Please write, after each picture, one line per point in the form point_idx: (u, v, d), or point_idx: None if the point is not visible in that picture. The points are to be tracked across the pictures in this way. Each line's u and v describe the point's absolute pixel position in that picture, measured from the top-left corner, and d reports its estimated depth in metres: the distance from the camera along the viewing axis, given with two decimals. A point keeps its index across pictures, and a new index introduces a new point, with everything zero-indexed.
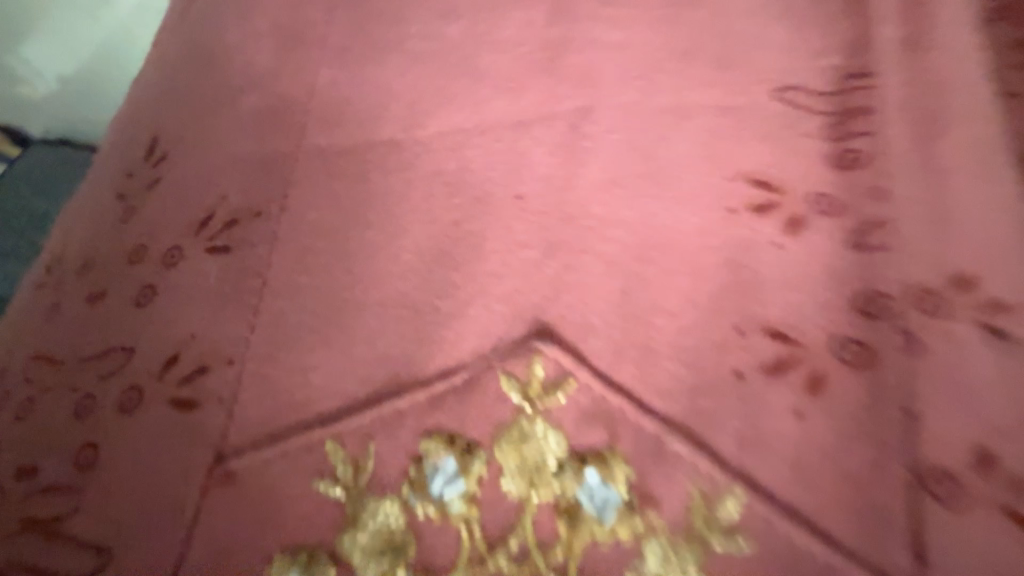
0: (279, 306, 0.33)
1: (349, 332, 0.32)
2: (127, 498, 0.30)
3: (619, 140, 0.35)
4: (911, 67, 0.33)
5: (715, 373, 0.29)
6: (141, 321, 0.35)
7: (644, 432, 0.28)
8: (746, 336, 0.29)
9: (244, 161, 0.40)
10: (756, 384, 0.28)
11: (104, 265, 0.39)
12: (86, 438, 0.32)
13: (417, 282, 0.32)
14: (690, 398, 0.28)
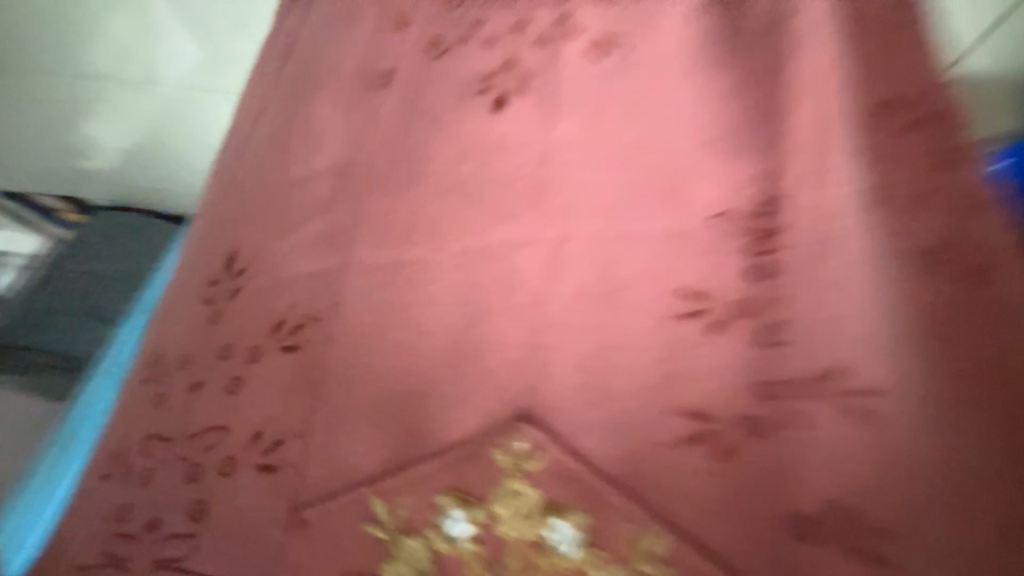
0: (337, 390, 0.46)
1: (396, 412, 0.44)
2: (234, 537, 0.43)
3: (593, 261, 0.47)
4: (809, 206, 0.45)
5: (655, 441, 0.39)
6: (232, 395, 0.50)
7: (599, 472, 0.38)
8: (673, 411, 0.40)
9: (301, 272, 0.54)
10: (680, 450, 0.39)
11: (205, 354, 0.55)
12: (201, 495, 0.47)
13: (444, 372, 0.44)
14: (621, 463, 0.39)
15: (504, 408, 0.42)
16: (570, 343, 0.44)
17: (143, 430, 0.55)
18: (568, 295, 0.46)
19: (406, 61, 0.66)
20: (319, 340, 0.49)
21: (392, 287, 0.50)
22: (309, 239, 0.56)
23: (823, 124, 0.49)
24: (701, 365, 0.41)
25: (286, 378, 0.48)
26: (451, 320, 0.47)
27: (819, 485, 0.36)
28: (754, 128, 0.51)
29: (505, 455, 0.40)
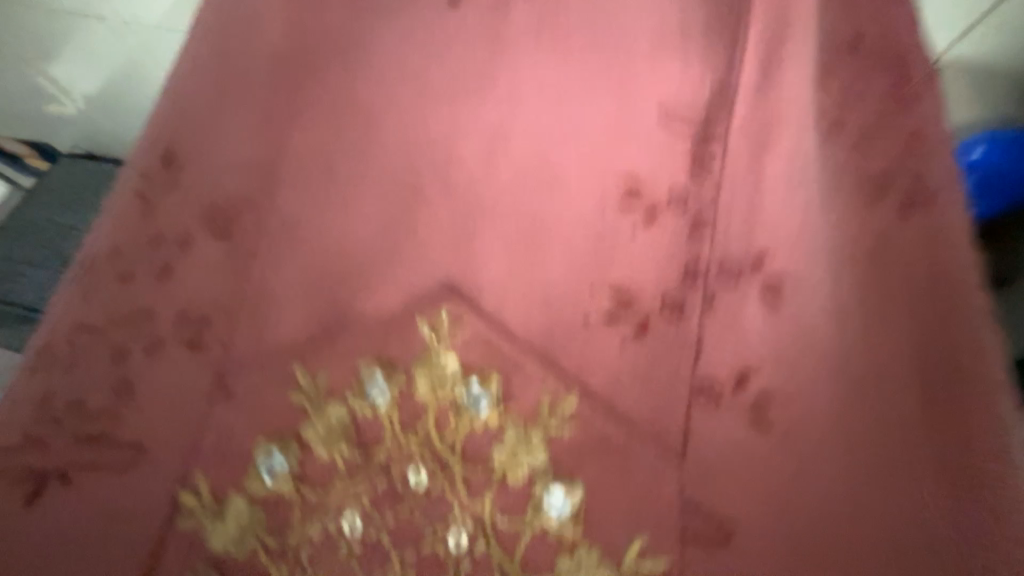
0: (269, 267, 0.45)
1: (328, 288, 0.43)
2: (157, 411, 0.42)
3: (534, 146, 0.46)
4: (753, 97, 0.45)
5: (578, 321, 0.41)
6: (153, 273, 0.48)
7: (522, 345, 0.40)
8: (602, 285, 0.42)
9: (225, 152, 0.50)
10: (604, 327, 0.41)
11: (109, 228, 0.50)
12: (117, 373, 0.45)
13: (377, 252, 0.44)
14: (543, 340, 0.40)
15: (430, 288, 0.42)
16: (506, 222, 0.44)
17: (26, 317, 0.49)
18: (502, 179, 0.45)
19: None
20: (250, 221, 0.48)
21: (330, 172, 0.48)
22: (236, 116, 0.52)
23: (774, 22, 0.45)
24: (631, 248, 0.43)
25: (216, 256, 0.47)
26: (382, 207, 0.46)
27: (723, 357, 0.40)
28: (716, 27, 0.47)
29: (433, 331, 0.41)
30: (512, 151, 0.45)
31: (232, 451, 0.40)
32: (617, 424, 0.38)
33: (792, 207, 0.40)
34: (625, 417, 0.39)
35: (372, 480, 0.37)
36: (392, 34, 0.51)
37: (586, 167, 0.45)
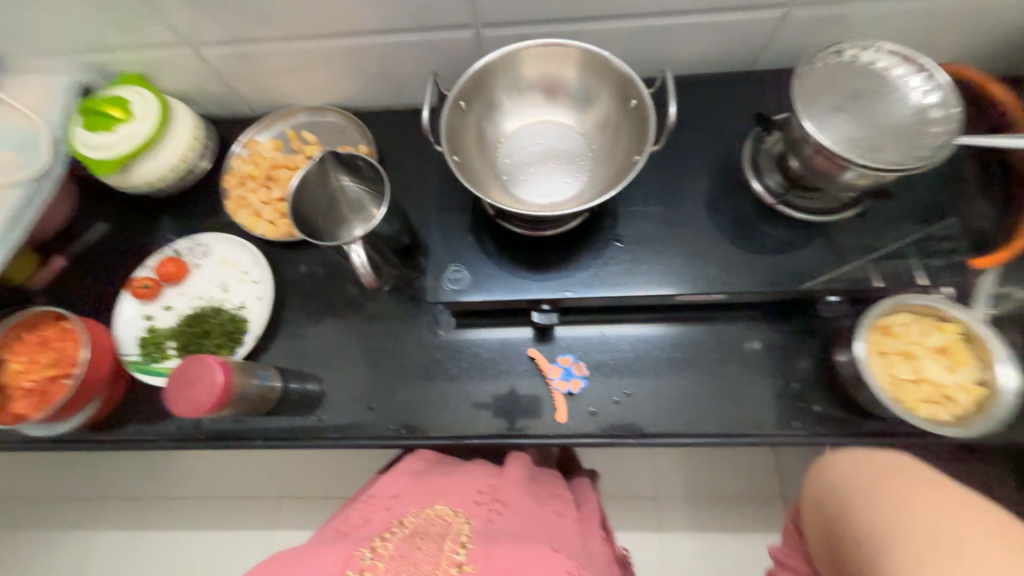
0: (206, 431, 0.83)
1: (261, 408, 0.81)
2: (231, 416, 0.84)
3: (381, 496, 0.70)
4: (415, 525, 0.62)
5: (333, 536, 0.65)
6: (244, 368, 0.77)
7: (356, 514, 0.68)
8: (341, 535, 0.65)
9: None
10: (352, 523, 0.65)
11: (238, 409, 0.76)
12: (217, 430, 0.83)
13: (340, 537, 0.64)
14: (346, 520, 0.68)
15: (338, 529, 0.66)
16: (348, 532, 0.64)
17: (206, 438, 0.83)
18: (371, 509, 0.68)
19: (287, 418, 0.84)
20: (289, 425, 0.83)
21: (382, 491, 0.70)
22: (335, 440, 0.82)
23: (473, 503, 0.67)
24: (330, 548, 0.60)
25: (249, 368, 0.78)
26: (359, 504, 0.71)
27: (374, 531, 0.63)
28: (435, 521, 0.63)
29: (332, 534, 0.65)
30: (424, 484, 0.71)
31: (249, 430, 0.83)
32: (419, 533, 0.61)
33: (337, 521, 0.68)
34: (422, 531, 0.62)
35: (236, 364, 0.76)
36: (369, 440, 0.82)
37: (320, 552, 0.60)
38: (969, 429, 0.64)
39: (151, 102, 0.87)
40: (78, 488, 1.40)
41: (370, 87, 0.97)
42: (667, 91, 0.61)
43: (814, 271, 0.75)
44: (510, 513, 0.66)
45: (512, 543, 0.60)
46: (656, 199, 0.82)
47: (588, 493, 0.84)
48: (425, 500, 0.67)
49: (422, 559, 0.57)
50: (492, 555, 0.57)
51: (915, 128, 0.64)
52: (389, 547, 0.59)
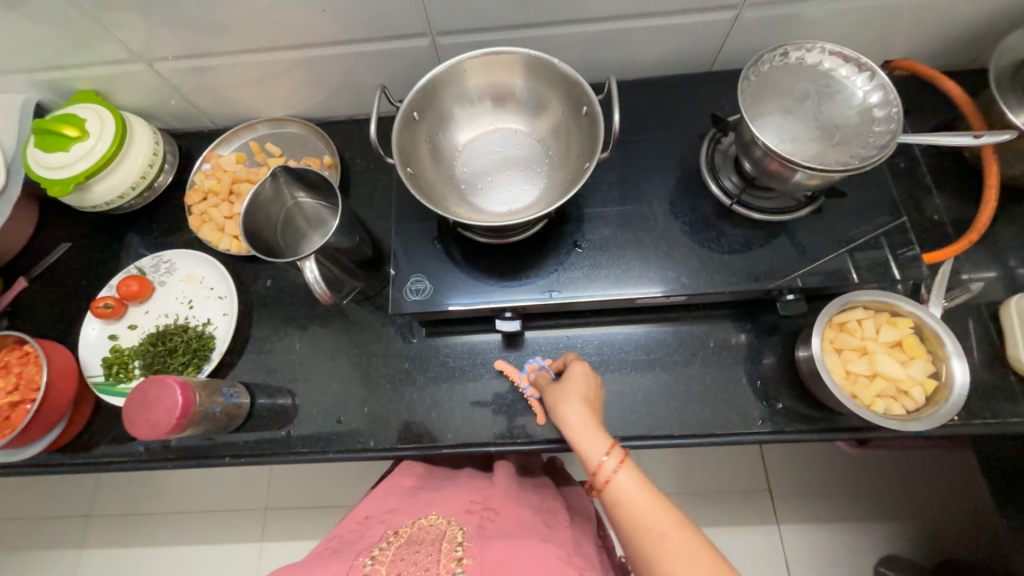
0: (174, 449, 0.83)
1: (227, 426, 0.80)
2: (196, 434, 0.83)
3: (372, 515, 0.69)
4: (412, 535, 0.61)
5: (326, 550, 0.63)
6: (207, 386, 0.76)
7: (350, 530, 0.67)
8: (337, 549, 0.62)
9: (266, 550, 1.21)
10: (348, 540, 0.64)
11: (201, 428, 0.76)
12: (184, 449, 0.83)
13: (336, 549, 0.62)
14: (338, 537, 0.66)
15: (331, 545, 0.64)
16: (342, 547, 0.63)
17: (174, 456, 0.82)
18: (363, 526, 0.67)
19: (254, 434, 0.83)
20: (257, 439, 0.83)
21: (373, 510, 0.70)
22: (303, 454, 0.82)
23: (467, 513, 0.65)
24: (328, 560, 0.58)
25: (213, 385, 0.78)
26: (349, 524, 0.69)
27: (371, 540, 0.62)
28: (433, 530, 0.62)
29: (326, 550, 0.63)
30: (415, 500, 0.71)
31: (217, 447, 0.83)
32: (419, 540, 0.60)
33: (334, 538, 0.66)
34: (421, 538, 0.61)
35: (198, 382, 0.75)
36: (337, 453, 0.81)
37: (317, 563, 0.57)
38: (923, 421, 0.64)
39: (106, 119, 0.86)
40: (59, 506, 1.40)
41: (332, 98, 0.97)
42: (611, 98, 0.61)
43: (772, 269, 0.75)
44: (505, 516, 0.65)
45: (510, 538, 0.59)
46: (616, 202, 0.82)
47: (582, 498, 0.85)
48: (419, 513, 0.66)
49: (423, 559, 0.56)
50: (492, 549, 0.57)
51: (858, 129, 0.65)
52: (388, 554, 0.57)
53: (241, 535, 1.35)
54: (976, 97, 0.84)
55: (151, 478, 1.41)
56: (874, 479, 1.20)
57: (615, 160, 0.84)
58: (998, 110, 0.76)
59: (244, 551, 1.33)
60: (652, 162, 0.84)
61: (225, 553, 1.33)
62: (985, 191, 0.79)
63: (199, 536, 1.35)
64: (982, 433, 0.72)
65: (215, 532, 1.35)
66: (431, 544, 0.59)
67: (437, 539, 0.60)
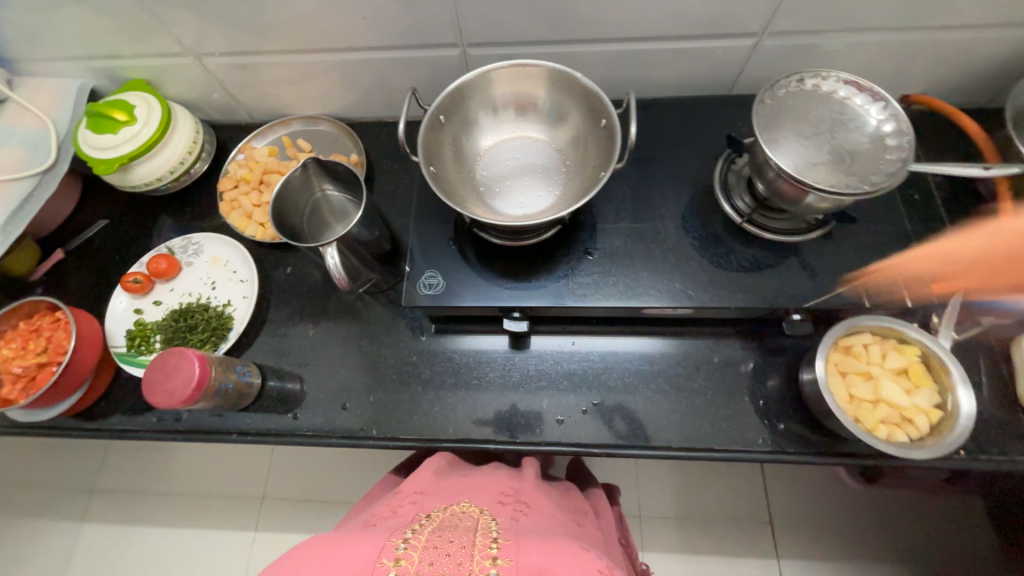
0: (184, 424, 0.85)
1: (239, 403, 0.83)
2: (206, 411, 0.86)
3: (405, 498, 0.69)
4: (448, 523, 0.60)
5: (358, 530, 0.64)
6: (224, 363, 0.80)
7: (378, 514, 0.67)
8: (367, 527, 0.63)
9: None
10: (379, 520, 0.65)
11: (215, 402, 0.79)
12: (194, 423, 0.85)
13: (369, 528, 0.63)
14: (369, 518, 0.68)
15: (361, 527, 0.65)
16: (373, 526, 0.63)
17: (184, 431, 0.85)
18: (394, 509, 0.67)
19: (262, 414, 0.86)
20: (264, 420, 0.85)
21: (404, 493, 0.70)
22: (308, 438, 0.84)
23: (502, 506, 0.65)
24: (359, 537, 0.57)
25: (229, 362, 0.81)
26: (380, 506, 0.70)
27: (403, 523, 0.61)
28: (467, 521, 0.61)
29: (358, 529, 0.64)
30: (449, 486, 0.71)
31: (227, 424, 0.85)
32: (453, 528, 0.59)
33: (364, 520, 0.67)
34: (454, 527, 0.59)
35: (215, 358, 0.79)
36: (339, 440, 0.83)
37: (348, 538, 0.57)
38: (925, 449, 0.64)
39: (154, 107, 0.92)
40: (68, 477, 1.43)
41: (363, 100, 1.02)
42: (629, 111, 0.64)
43: (780, 290, 0.76)
44: (535, 514, 0.66)
45: (543, 538, 0.58)
46: (629, 214, 0.84)
47: (604, 502, 0.85)
48: (453, 499, 0.66)
49: (456, 550, 0.55)
50: (527, 547, 0.55)
51: (871, 156, 0.66)
52: (423, 539, 0.56)
53: (239, 520, 1.36)
54: (993, 135, 0.85)
55: (157, 456, 1.44)
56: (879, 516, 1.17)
57: (630, 174, 0.87)
58: (1015, 148, 0.76)
59: (240, 537, 1.34)
60: (667, 178, 0.86)
61: (221, 537, 1.35)
62: (999, 227, 0.79)
63: (197, 518, 1.37)
64: (989, 470, 0.71)
65: (214, 515, 1.37)
66: (467, 535, 0.57)
67: (471, 528, 0.59)
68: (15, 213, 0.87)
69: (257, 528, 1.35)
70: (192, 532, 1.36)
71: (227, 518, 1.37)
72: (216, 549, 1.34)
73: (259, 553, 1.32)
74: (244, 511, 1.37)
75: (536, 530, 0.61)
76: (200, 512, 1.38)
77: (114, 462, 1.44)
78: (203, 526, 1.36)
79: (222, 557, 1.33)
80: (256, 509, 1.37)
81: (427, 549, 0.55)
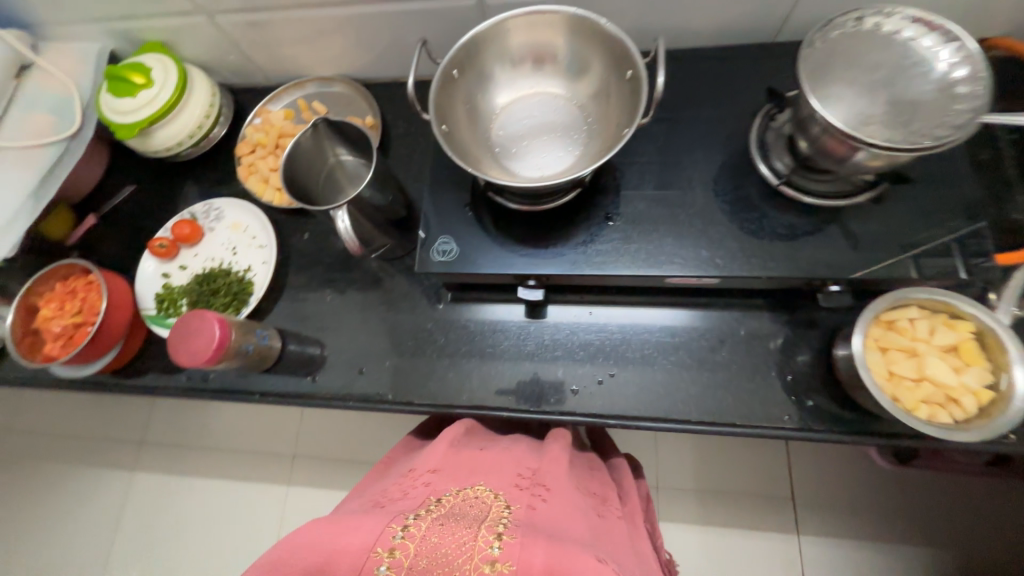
0: (212, 384, 0.89)
1: (260, 365, 0.86)
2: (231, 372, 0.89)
3: (419, 472, 0.64)
4: (455, 512, 0.55)
5: (365, 506, 0.61)
6: (244, 327, 0.81)
7: (388, 488, 0.63)
8: (373, 505, 0.59)
9: None
10: (386, 498, 0.61)
11: (238, 364, 0.81)
12: (221, 383, 0.89)
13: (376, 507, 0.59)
14: (380, 492, 0.64)
15: (371, 501, 0.61)
16: (379, 504, 0.59)
17: (212, 390, 0.89)
18: (405, 484, 0.62)
19: (283, 376, 0.88)
20: (286, 382, 0.88)
21: (419, 466, 0.65)
22: (327, 401, 0.86)
23: (520, 493, 0.59)
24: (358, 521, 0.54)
25: (249, 325, 0.83)
26: (394, 478, 0.66)
27: (408, 506, 0.57)
28: (475, 512, 0.55)
29: (367, 505, 0.61)
30: (467, 461, 0.65)
31: (250, 385, 0.88)
32: (458, 519, 0.54)
33: (375, 496, 0.63)
34: (459, 518, 0.54)
35: (235, 321, 0.80)
36: (356, 403, 0.85)
37: (346, 521, 0.54)
38: (971, 432, 0.59)
39: (171, 69, 0.91)
40: (118, 429, 1.54)
41: (377, 59, 0.98)
42: (657, 59, 0.58)
43: (818, 258, 0.70)
44: (556, 502, 0.59)
45: (557, 536, 0.51)
46: (655, 177, 0.79)
47: (628, 476, 0.82)
48: (466, 480, 0.61)
49: (455, 546, 0.50)
50: (534, 548, 0.48)
51: (936, 107, 0.59)
52: (423, 529, 0.52)
53: (271, 474, 1.45)
54: None
55: (196, 413, 1.53)
56: (910, 498, 1.12)
57: (657, 133, 0.81)
58: None
59: (273, 490, 1.43)
60: (698, 138, 0.80)
61: (256, 489, 1.44)
62: None
63: (234, 470, 1.46)
64: None
65: (249, 468, 1.46)
66: (471, 530, 0.52)
67: (478, 522, 0.53)
68: (48, 176, 0.90)
69: (288, 482, 1.43)
70: (229, 483, 1.45)
71: (261, 472, 1.45)
72: (251, 499, 1.43)
73: (290, 505, 1.41)
74: (276, 466, 1.45)
75: (553, 524, 0.55)
76: (236, 465, 1.47)
77: (159, 417, 1.54)
78: (239, 478, 1.45)
79: (258, 507, 1.42)
80: (287, 465, 1.45)
81: (424, 544, 0.50)
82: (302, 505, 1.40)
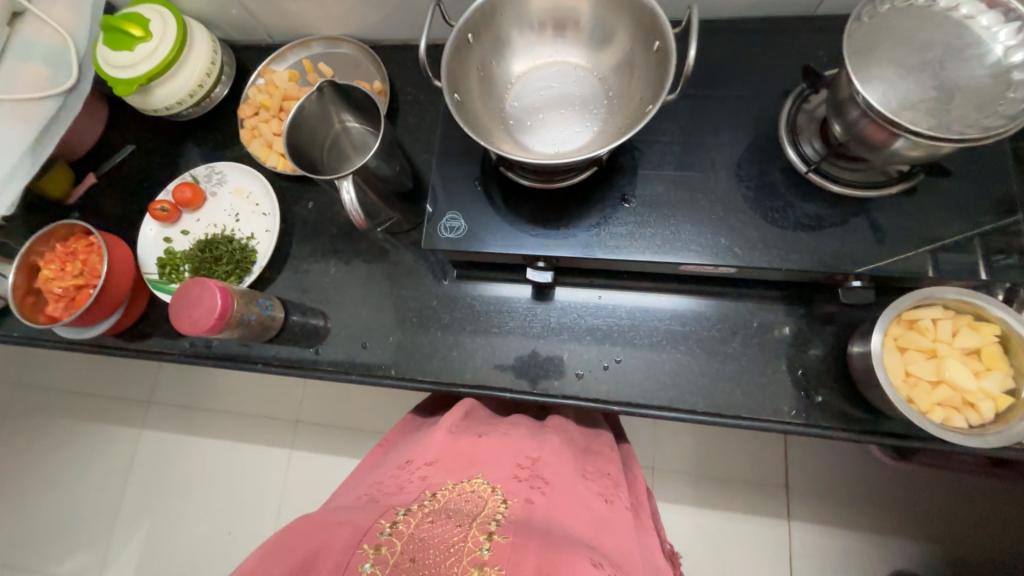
0: (214, 351, 0.88)
1: (262, 335, 0.85)
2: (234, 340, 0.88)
3: (417, 461, 0.64)
4: (449, 508, 0.55)
5: (361, 498, 0.61)
6: (247, 296, 0.80)
7: (386, 477, 0.64)
8: (368, 498, 0.59)
9: None
10: (381, 490, 0.60)
11: (240, 333, 0.80)
12: (223, 351, 0.88)
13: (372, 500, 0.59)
14: (378, 482, 0.64)
15: (369, 491, 0.62)
16: (374, 497, 0.59)
17: (214, 358, 0.88)
18: (401, 475, 0.62)
19: (285, 346, 0.87)
20: (288, 353, 0.87)
21: (417, 456, 0.65)
22: (329, 373, 0.85)
23: (517, 487, 0.59)
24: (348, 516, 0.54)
25: (252, 295, 0.81)
26: (393, 467, 0.66)
27: (403, 500, 0.57)
28: (469, 509, 0.55)
29: (366, 496, 0.61)
30: (465, 450, 0.65)
31: (253, 354, 0.88)
32: (451, 515, 0.54)
33: (373, 486, 0.63)
34: (452, 514, 0.54)
35: (237, 290, 0.79)
36: (358, 378, 0.84)
37: (338, 515, 0.54)
38: (983, 439, 0.58)
39: (170, 22, 0.87)
40: (124, 389, 1.57)
41: (387, 19, 0.92)
42: (690, 29, 0.53)
43: (841, 251, 0.67)
44: (553, 497, 0.58)
45: (549, 538, 0.51)
46: (676, 158, 0.75)
47: (634, 461, 0.81)
48: (463, 472, 0.60)
49: (445, 545, 0.50)
50: (523, 553, 0.48)
51: (988, 95, 0.54)
52: (414, 525, 0.52)
53: (274, 439, 1.47)
54: None
55: (201, 376, 1.54)
56: None
57: (680, 111, 0.76)
58: None
59: (275, 454, 1.46)
60: (724, 117, 0.75)
61: (259, 452, 1.46)
62: None
63: (238, 434, 1.49)
64: None
65: (252, 432, 1.49)
66: (463, 527, 0.52)
67: (470, 519, 0.53)
68: (45, 131, 0.87)
69: (290, 447, 1.46)
70: (233, 446, 1.48)
71: (264, 436, 1.48)
72: (254, 462, 1.46)
73: (292, 469, 1.44)
74: (279, 431, 1.48)
75: (548, 522, 0.54)
76: (240, 429, 1.49)
77: (165, 379, 1.56)
78: (243, 441, 1.48)
79: (261, 470, 1.45)
80: (290, 431, 1.47)
81: (413, 542, 0.50)
82: (304, 470, 1.43)
